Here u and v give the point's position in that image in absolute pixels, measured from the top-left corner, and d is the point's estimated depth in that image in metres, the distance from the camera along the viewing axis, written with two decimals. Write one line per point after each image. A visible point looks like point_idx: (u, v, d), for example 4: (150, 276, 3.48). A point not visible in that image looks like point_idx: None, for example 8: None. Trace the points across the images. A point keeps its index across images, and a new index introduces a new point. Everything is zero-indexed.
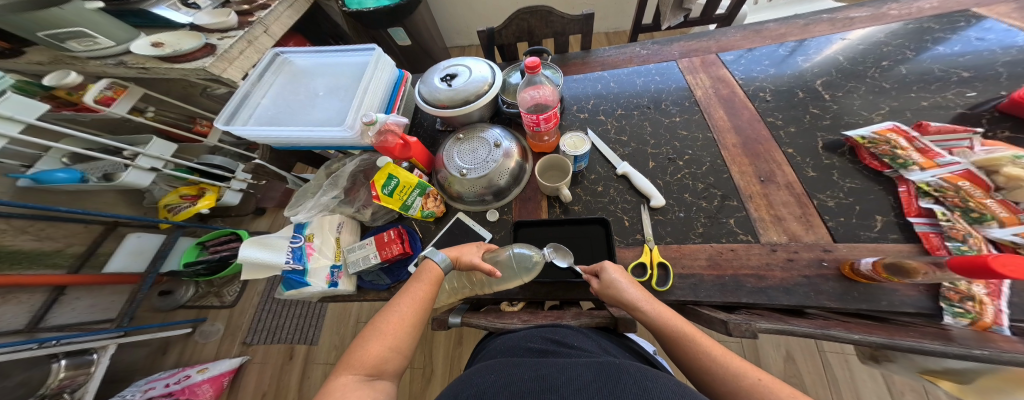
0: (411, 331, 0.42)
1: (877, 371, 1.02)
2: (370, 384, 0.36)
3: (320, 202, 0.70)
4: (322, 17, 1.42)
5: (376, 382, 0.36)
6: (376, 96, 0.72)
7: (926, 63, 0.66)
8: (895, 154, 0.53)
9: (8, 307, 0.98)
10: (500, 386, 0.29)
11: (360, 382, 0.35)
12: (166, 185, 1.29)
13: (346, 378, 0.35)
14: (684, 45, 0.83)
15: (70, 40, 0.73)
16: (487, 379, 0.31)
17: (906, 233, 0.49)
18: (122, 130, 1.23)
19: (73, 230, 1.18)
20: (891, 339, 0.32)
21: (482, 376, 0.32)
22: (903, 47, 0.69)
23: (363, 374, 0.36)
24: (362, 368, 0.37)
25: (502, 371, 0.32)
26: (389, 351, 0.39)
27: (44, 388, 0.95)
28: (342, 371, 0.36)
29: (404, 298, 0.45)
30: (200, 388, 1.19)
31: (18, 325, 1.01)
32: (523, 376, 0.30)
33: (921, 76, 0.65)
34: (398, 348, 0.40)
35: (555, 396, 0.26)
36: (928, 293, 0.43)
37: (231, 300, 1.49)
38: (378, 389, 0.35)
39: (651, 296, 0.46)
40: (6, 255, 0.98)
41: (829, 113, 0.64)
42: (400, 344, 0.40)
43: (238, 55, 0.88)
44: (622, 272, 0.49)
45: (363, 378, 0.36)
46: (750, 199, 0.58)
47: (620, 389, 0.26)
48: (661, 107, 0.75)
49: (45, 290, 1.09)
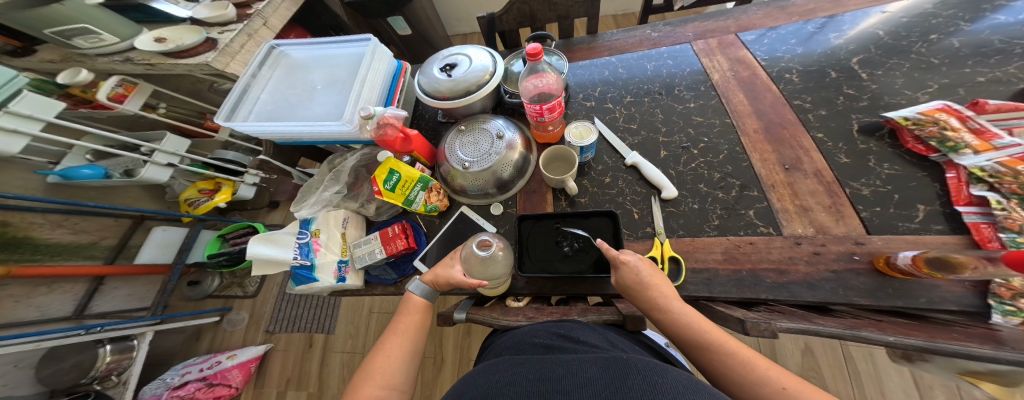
0: (403, 365, 0.42)
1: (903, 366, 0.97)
2: None
3: (322, 198, 0.69)
4: (320, 7, 1.40)
5: None
6: (374, 88, 0.71)
7: (978, 33, 0.60)
8: (944, 137, 0.48)
9: (53, 296, 1.05)
10: (501, 385, 0.27)
11: None
12: (184, 180, 1.36)
13: None
14: (698, 26, 0.78)
15: (76, 37, 0.74)
16: (490, 378, 0.30)
17: (953, 223, 0.44)
18: (139, 127, 1.27)
19: (105, 223, 1.23)
20: (930, 342, 0.28)
21: (487, 375, 0.31)
22: (956, 18, 0.62)
23: None
24: None
25: (507, 370, 0.30)
26: (384, 389, 0.38)
27: (94, 370, 1.00)
28: None
29: (390, 335, 0.45)
30: (230, 373, 1.26)
31: (66, 312, 1.08)
32: (528, 375, 0.28)
33: (979, 49, 0.58)
34: (393, 384, 0.39)
35: (559, 395, 0.24)
36: (975, 290, 0.38)
37: (252, 290, 1.53)
38: None
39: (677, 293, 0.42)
40: (46, 247, 1.03)
41: (866, 93, 0.59)
42: (393, 380, 0.40)
43: (239, 49, 0.89)
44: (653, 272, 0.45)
45: None
46: (772, 189, 0.54)
47: (625, 388, 0.23)
48: (674, 92, 0.70)
49: (86, 280, 1.15)
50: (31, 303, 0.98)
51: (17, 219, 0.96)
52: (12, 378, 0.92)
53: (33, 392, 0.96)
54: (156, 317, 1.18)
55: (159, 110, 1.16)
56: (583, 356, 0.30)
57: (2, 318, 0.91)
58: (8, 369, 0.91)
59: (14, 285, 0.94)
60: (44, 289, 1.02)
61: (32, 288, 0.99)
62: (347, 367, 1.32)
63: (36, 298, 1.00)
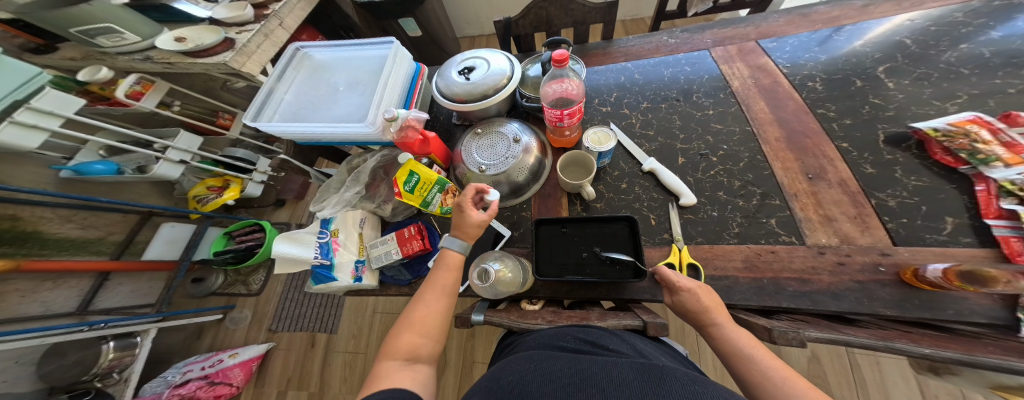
0: (439, 318, 0.43)
1: (909, 373, 0.97)
2: (408, 368, 0.36)
3: (343, 198, 0.69)
4: (332, 8, 1.42)
5: (415, 366, 0.37)
6: (396, 90, 0.72)
7: (1011, 41, 0.60)
8: (974, 149, 0.48)
9: (59, 291, 1.05)
10: (535, 376, 0.28)
11: (401, 367, 0.36)
12: (193, 177, 1.36)
13: (388, 365, 0.36)
14: (717, 32, 0.78)
15: (100, 36, 0.76)
16: (523, 367, 0.30)
17: (982, 236, 0.44)
18: (151, 124, 1.28)
19: (113, 219, 1.22)
20: (973, 355, 0.29)
21: (518, 365, 0.31)
22: (985, 27, 0.62)
23: (402, 360, 0.37)
24: (399, 354, 0.38)
25: (539, 362, 0.30)
26: (421, 338, 0.40)
27: (96, 367, 1.00)
28: (383, 359, 0.38)
29: (428, 290, 0.45)
30: (232, 372, 1.27)
31: (69, 308, 1.09)
32: (563, 369, 0.28)
33: (1010, 59, 0.58)
34: (427, 334, 0.40)
35: (597, 393, 0.24)
36: (1004, 303, 0.39)
37: (257, 288, 1.53)
38: (416, 374, 0.36)
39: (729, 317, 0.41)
40: (54, 242, 1.04)
41: (892, 103, 0.59)
42: (428, 331, 0.41)
43: (255, 49, 0.90)
44: (709, 295, 0.43)
45: (402, 363, 0.37)
46: (795, 198, 0.54)
47: (665, 391, 0.23)
48: (692, 99, 0.71)
49: (91, 276, 1.16)
50: (36, 298, 0.99)
51: (27, 213, 0.97)
52: (12, 374, 0.92)
53: (31, 390, 0.95)
54: (160, 314, 1.20)
55: (174, 108, 1.15)
56: (617, 360, 0.30)
57: (8, 313, 0.92)
58: (9, 365, 0.91)
59: (21, 280, 0.95)
60: (50, 284, 1.03)
61: (39, 283, 1.00)
62: (349, 366, 1.33)
63: (42, 293, 1.01)
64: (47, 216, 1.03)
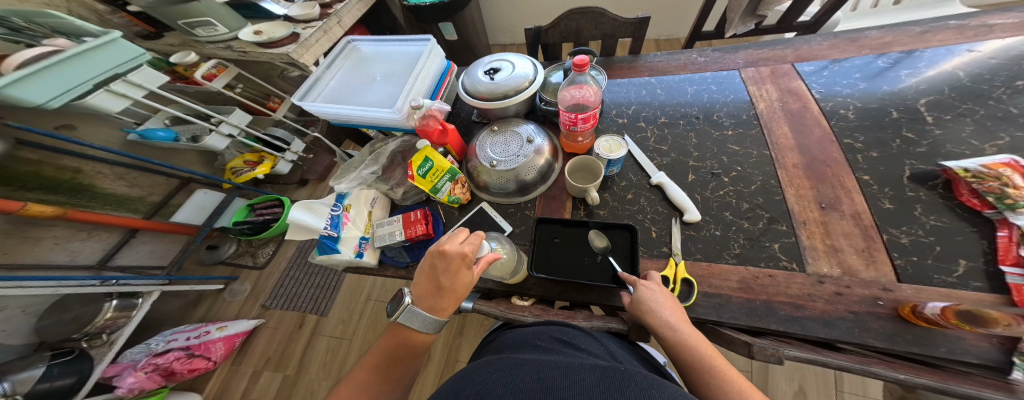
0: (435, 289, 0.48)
1: None
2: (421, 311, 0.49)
3: (360, 175, 0.74)
4: (383, 10, 1.52)
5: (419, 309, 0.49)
6: (425, 83, 0.77)
7: None
8: (1003, 193, 0.44)
9: (88, 243, 1.18)
10: (497, 385, 0.25)
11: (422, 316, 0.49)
12: (235, 151, 1.49)
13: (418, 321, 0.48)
14: (750, 53, 0.77)
15: (199, 28, 0.88)
16: (488, 378, 0.27)
17: (994, 282, 0.41)
18: (212, 101, 1.43)
19: (157, 181, 1.36)
20: (944, 383, 0.30)
21: (482, 374, 0.28)
22: None
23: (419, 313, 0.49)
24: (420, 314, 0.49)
25: (504, 371, 0.27)
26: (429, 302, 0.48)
27: (90, 325, 1.03)
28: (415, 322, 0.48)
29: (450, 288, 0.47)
30: (215, 345, 1.30)
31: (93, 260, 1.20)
32: (525, 377, 0.26)
33: None
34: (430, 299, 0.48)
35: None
36: (1003, 347, 0.36)
37: (262, 262, 1.66)
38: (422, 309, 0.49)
39: (685, 319, 0.43)
40: (103, 195, 1.17)
41: (927, 139, 0.56)
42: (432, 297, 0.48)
43: (315, 43, 0.99)
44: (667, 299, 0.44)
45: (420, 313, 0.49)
46: (803, 225, 0.52)
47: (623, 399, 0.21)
48: (712, 118, 0.70)
49: (119, 231, 1.29)
50: (67, 247, 1.12)
51: (88, 168, 1.12)
52: (14, 323, 1.00)
53: (25, 342, 1.02)
54: (167, 277, 1.28)
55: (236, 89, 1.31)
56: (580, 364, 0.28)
57: (37, 257, 1.04)
58: (17, 312, 1.00)
59: (60, 228, 1.10)
60: (83, 235, 1.17)
61: (73, 233, 1.14)
62: (331, 352, 1.38)
63: (73, 243, 1.13)
64: (104, 172, 1.17)
